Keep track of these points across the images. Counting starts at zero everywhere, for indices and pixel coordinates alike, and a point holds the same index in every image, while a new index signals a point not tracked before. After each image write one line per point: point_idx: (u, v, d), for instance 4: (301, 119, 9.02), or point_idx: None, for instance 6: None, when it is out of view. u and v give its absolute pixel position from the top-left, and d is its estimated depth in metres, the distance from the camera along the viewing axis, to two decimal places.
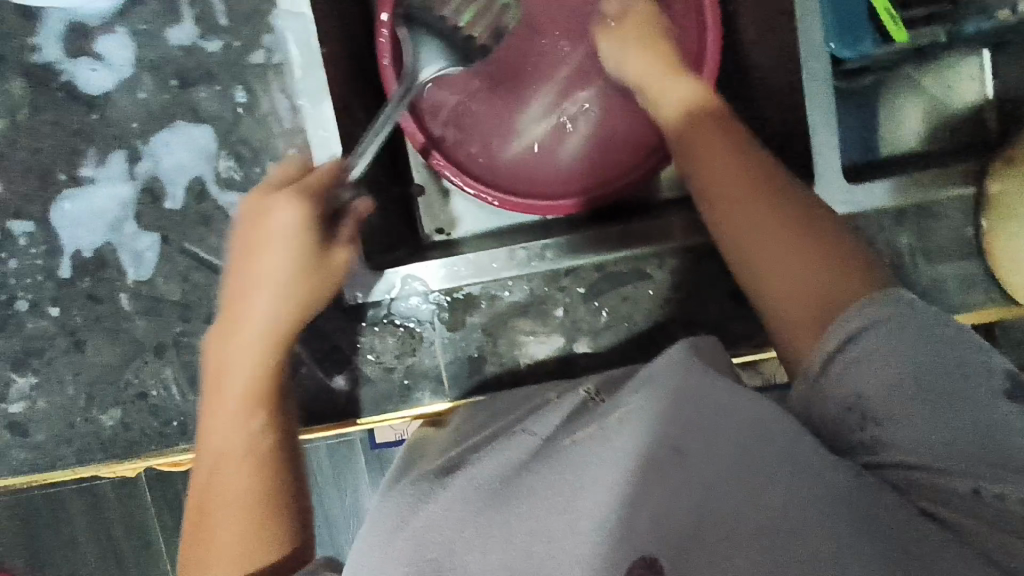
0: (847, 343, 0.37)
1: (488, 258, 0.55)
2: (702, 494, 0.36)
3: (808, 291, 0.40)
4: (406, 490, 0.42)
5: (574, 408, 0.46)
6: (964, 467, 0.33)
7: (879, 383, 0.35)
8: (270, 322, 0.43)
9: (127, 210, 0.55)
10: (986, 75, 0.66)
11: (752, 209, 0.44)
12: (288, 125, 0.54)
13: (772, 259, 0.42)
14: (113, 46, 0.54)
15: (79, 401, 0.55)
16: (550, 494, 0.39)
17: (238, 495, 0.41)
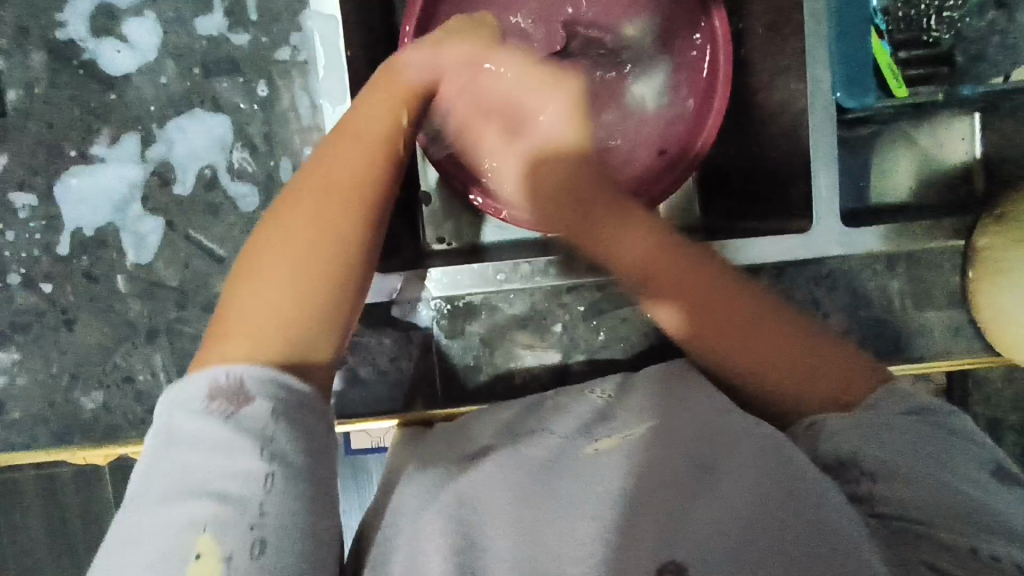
0: (829, 418, 0.40)
1: (493, 269, 0.54)
2: (730, 508, 0.35)
3: (790, 375, 0.43)
4: (430, 486, 0.40)
5: (595, 412, 0.45)
6: (961, 527, 0.34)
7: (879, 443, 0.37)
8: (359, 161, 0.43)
9: (134, 192, 0.55)
10: (976, 137, 0.70)
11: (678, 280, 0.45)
12: (306, 121, 0.55)
13: (753, 347, 0.43)
14: (139, 30, 0.55)
15: (62, 381, 0.54)
16: (579, 496, 0.37)
17: (280, 296, 0.38)
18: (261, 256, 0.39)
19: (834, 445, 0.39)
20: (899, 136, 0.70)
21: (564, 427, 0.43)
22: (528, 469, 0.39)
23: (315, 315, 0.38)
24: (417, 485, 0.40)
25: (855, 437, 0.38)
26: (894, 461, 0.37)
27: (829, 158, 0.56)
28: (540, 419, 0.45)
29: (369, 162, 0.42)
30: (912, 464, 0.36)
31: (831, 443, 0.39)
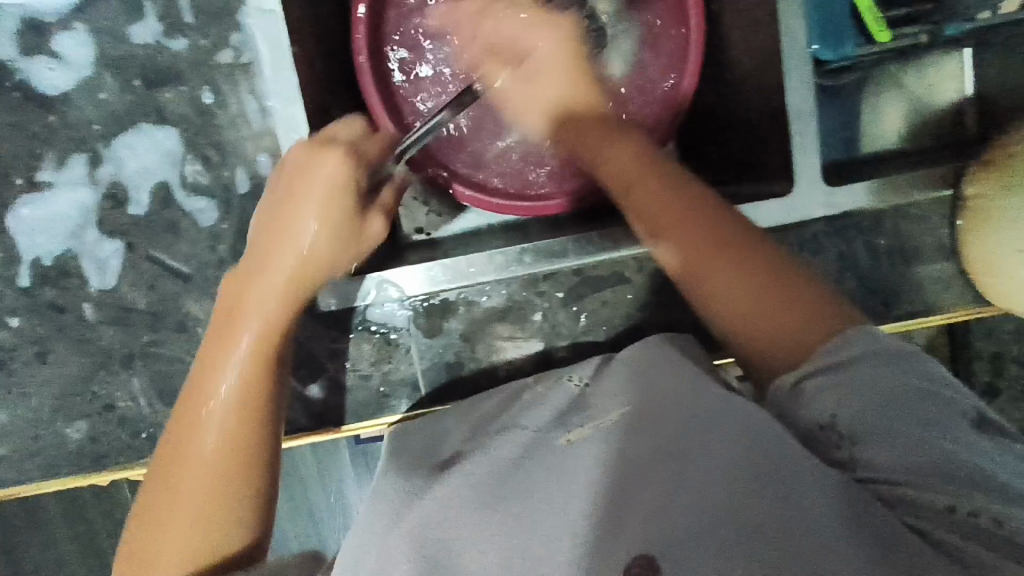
0: (809, 375, 0.38)
1: (466, 262, 0.53)
2: (693, 502, 0.37)
3: (770, 338, 0.41)
4: (401, 485, 0.46)
5: (567, 402, 0.51)
6: (942, 484, 0.34)
7: (848, 403, 0.36)
8: (245, 359, 0.43)
9: (90, 217, 0.53)
10: (967, 74, 0.66)
11: (701, 245, 0.43)
12: (258, 127, 0.52)
13: (733, 293, 0.42)
14: (71, 45, 0.52)
15: (43, 414, 0.53)
16: (537, 492, 0.43)
17: (195, 484, 0.40)
18: (163, 495, 0.40)
19: (814, 411, 0.37)
20: (886, 80, 0.67)
21: (533, 420, 0.49)
22: (492, 468, 0.45)
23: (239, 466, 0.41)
24: (392, 491, 0.46)
25: (825, 400, 0.37)
26: (870, 421, 0.36)
27: (807, 117, 0.54)
28: (517, 413, 0.50)
29: (260, 344, 0.43)
30: (889, 420, 0.35)
31: (803, 411, 0.38)
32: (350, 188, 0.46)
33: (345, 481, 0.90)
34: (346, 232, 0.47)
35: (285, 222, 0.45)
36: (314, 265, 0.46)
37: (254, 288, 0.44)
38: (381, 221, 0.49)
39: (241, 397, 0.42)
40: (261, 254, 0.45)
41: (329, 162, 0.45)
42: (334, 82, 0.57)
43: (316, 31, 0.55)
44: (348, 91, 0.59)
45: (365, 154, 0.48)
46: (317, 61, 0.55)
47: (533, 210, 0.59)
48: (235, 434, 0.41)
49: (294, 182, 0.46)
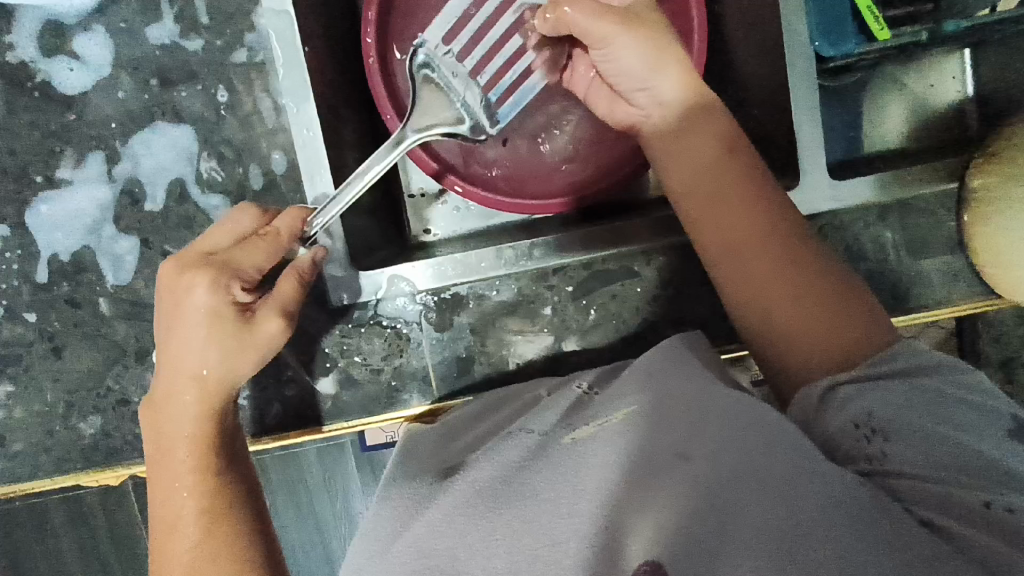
0: (843, 380, 0.43)
1: (477, 257, 0.54)
2: (707, 494, 0.38)
3: (821, 341, 0.45)
4: (407, 491, 0.47)
5: (571, 404, 0.50)
6: (967, 480, 0.37)
7: (886, 404, 0.40)
8: (192, 425, 0.45)
9: (106, 213, 0.54)
10: (967, 74, 0.67)
11: (759, 261, 0.47)
12: (271, 124, 0.53)
13: (790, 306, 0.46)
14: (91, 46, 0.53)
15: (57, 409, 0.54)
16: (541, 495, 0.42)
17: (188, 539, 0.43)
18: (167, 546, 0.43)
19: (847, 415, 0.41)
20: (887, 80, 0.67)
21: (540, 423, 0.48)
22: (497, 471, 0.45)
23: (230, 514, 0.44)
24: (397, 496, 0.47)
25: (853, 403, 0.41)
26: (902, 419, 0.39)
27: (811, 112, 0.54)
28: (520, 419, 0.50)
29: (201, 403, 0.45)
30: (914, 424, 0.39)
31: (835, 418, 0.42)
32: (224, 311, 0.43)
33: (351, 487, 0.90)
34: (236, 348, 0.44)
35: (178, 319, 0.44)
36: (217, 382, 0.45)
37: (168, 408, 0.45)
38: (275, 321, 0.45)
39: (202, 501, 0.44)
40: (166, 383, 0.45)
41: (195, 292, 0.43)
42: (344, 81, 0.58)
43: (327, 32, 0.56)
44: (356, 90, 0.60)
45: (237, 270, 0.44)
46: (328, 61, 0.56)
47: (540, 208, 0.58)
48: (202, 530, 0.43)
49: (169, 310, 0.44)
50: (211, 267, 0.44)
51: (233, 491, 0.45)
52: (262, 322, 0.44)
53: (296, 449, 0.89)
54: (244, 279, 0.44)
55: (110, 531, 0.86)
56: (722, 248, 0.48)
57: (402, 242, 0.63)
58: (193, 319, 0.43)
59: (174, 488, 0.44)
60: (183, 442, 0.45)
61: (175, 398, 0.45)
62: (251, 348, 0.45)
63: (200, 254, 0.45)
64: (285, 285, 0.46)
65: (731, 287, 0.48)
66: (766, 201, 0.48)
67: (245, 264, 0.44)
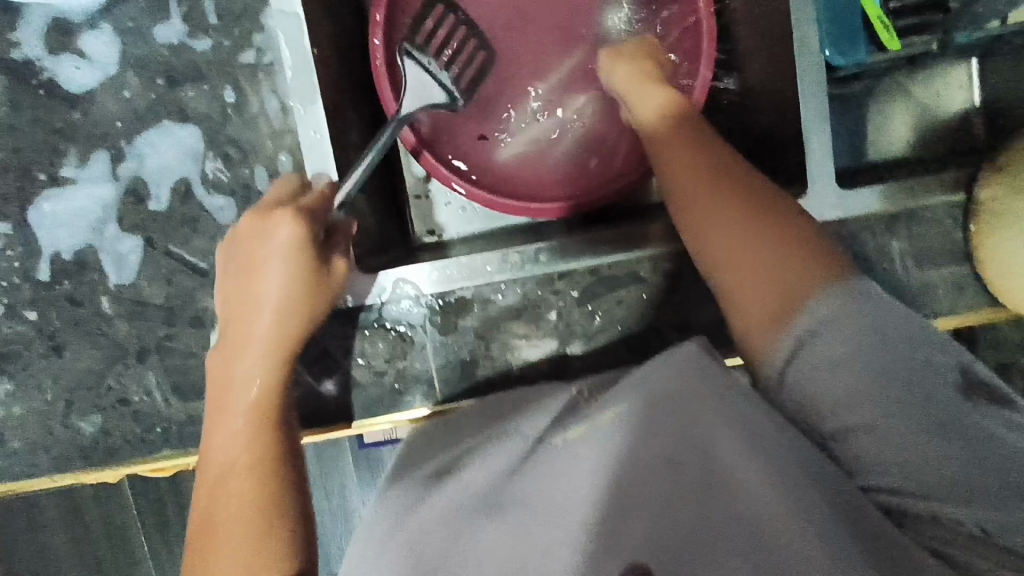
0: (807, 337, 0.41)
1: (482, 261, 0.54)
2: (698, 507, 0.39)
3: (770, 291, 0.44)
4: (402, 493, 0.48)
5: (564, 408, 0.49)
6: (953, 489, 0.36)
7: (866, 400, 0.38)
8: (252, 369, 0.48)
9: (110, 212, 0.53)
10: (974, 82, 0.67)
11: (718, 218, 0.47)
12: (277, 125, 0.53)
13: (737, 254, 0.45)
14: (98, 45, 0.53)
15: (57, 408, 0.53)
16: (530, 501, 0.44)
17: (241, 489, 0.45)
18: (218, 504, 0.44)
19: (818, 398, 0.40)
20: (894, 88, 0.67)
21: (531, 426, 0.48)
22: (490, 475, 0.46)
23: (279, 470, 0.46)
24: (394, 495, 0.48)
25: (819, 389, 0.40)
26: (895, 425, 0.37)
27: (819, 119, 0.54)
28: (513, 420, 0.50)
29: (272, 343, 0.48)
30: (881, 416, 0.38)
31: (806, 407, 0.41)
32: (303, 242, 0.47)
33: (348, 487, 0.89)
34: (309, 283, 0.48)
35: (260, 257, 0.48)
36: (287, 327, 0.48)
37: (231, 358, 0.48)
38: (343, 262, 0.50)
39: (252, 455, 0.46)
40: (239, 333, 0.48)
41: (281, 228, 0.47)
42: (351, 82, 0.58)
43: (335, 32, 0.56)
44: (363, 91, 0.60)
45: (310, 208, 0.48)
46: (336, 61, 0.56)
47: (550, 212, 0.58)
48: (252, 484, 0.45)
49: (250, 251, 0.49)
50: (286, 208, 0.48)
51: (281, 456, 0.46)
52: (336, 265, 0.49)
53: None
54: (319, 217, 0.48)
55: (105, 531, 0.85)
56: (676, 203, 0.50)
57: (407, 243, 0.63)
58: (277, 254, 0.48)
59: (228, 445, 0.46)
60: (246, 398, 0.47)
61: (245, 343, 0.48)
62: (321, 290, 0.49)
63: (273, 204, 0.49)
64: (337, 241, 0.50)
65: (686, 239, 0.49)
66: (712, 163, 0.49)
67: (315, 206, 0.48)
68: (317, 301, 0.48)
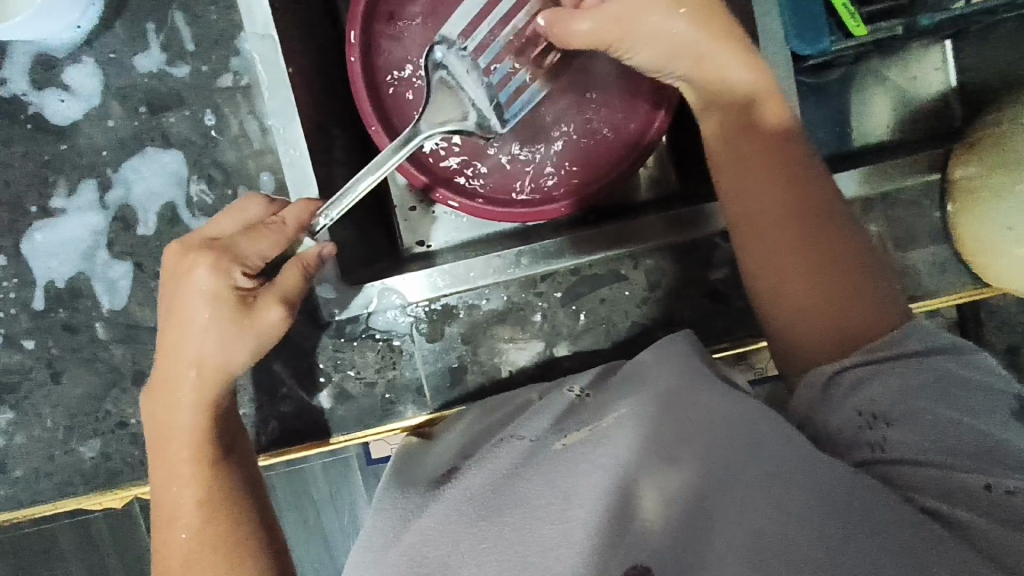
0: (856, 363, 0.42)
1: (465, 267, 0.55)
2: (701, 496, 0.38)
3: (828, 307, 0.45)
4: (400, 501, 0.47)
5: (564, 409, 0.49)
6: (965, 463, 0.37)
7: (890, 392, 0.40)
8: (190, 416, 0.45)
9: (100, 239, 0.55)
10: (949, 65, 0.68)
11: (790, 248, 0.46)
12: (258, 145, 0.54)
13: (801, 282, 0.45)
14: (82, 77, 0.54)
15: (58, 433, 0.54)
16: (534, 502, 0.42)
17: (191, 531, 0.43)
18: (168, 547, 0.43)
19: (855, 402, 0.41)
20: (870, 75, 0.68)
21: (531, 429, 0.48)
22: (488, 479, 0.45)
23: (230, 511, 0.44)
24: (391, 506, 0.47)
25: (841, 392, 0.42)
26: (912, 405, 0.39)
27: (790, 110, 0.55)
28: (515, 423, 0.50)
29: (201, 387, 0.45)
30: (920, 402, 0.39)
31: (833, 411, 0.42)
32: (226, 294, 0.44)
33: (357, 500, 0.90)
34: (236, 331, 0.44)
35: (181, 301, 0.44)
36: (215, 370, 0.44)
37: (166, 398, 0.45)
38: (278, 309, 0.45)
39: (201, 491, 0.44)
40: (164, 376, 0.45)
41: (199, 277, 0.43)
42: (329, 99, 0.59)
43: (312, 52, 0.57)
44: (342, 107, 0.61)
45: (240, 255, 0.45)
46: (313, 80, 0.57)
47: (531, 215, 0.59)
48: (202, 526, 0.43)
49: (175, 295, 0.44)
50: (213, 250, 0.44)
51: (233, 494, 0.45)
52: (263, 312, 0.44)
53: (301, 466, 0.89)
54: (247, 265, 0.45)
55: (116, 553, 0.86)
56: (745, 227, 0.47)
57: (394, 253, 0.64)
58: (199, 301, 0.44)
59: (179, 488, 0.44)
60: (185, 432, 0.45)
61: (175, 388, 0.45)
62: (251, 335, 0.45)
63: (206, 241, 0.46)
64: (288, 275, 0.46)
65: (748, 258, 0.48)
66: (792, 169, 0.47)
67: (249, 250, 0.45)
68: (254, 342, 0.45)
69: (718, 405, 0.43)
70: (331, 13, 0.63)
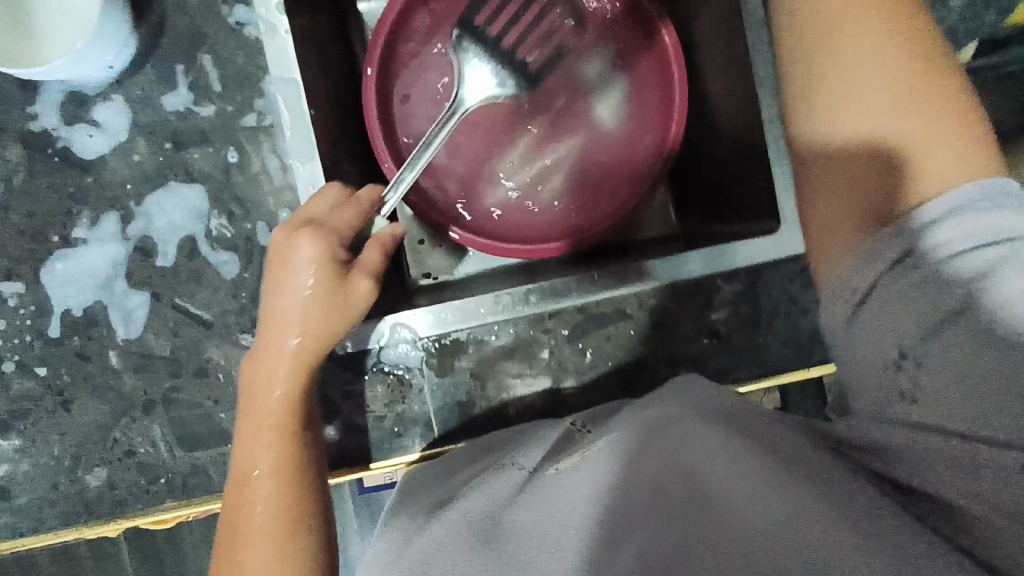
0: (863, 300, 0.42)
1: (475, 303, 0.56)
2: (692, 525, 0.40)
3: (850, 223, 0.44)
4: (402, 527, 0.47)
5: (560, 439, 0.50)
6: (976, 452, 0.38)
7: (904, 333, 0.40)
8: (282, 386, 0.47)
9: (118, 269, 0.56)
10: None
11: (831, 152, 0.46)
12: (278, 182, 0.56)
13: (835, 181, 0.46)
14: (110, 114, 0.56)
15: (64, 461, 0.55)
16: (534, 531, 0.43)
17: (259, 524, 0.43)
18: (241, 530, 0.43)
19: (884, 350, 0.41)
20: None
21: (531, 458, 0.48)
22: (487, 506, 0.45)
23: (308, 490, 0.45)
24: (396, 528, 0.48)
25: (851, 381, 0.44)
26: (941, 385, 0.39)
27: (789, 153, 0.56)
28: (514, 449, 0.50)
29: (274, 377, 0.47)
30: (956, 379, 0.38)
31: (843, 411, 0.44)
32: (326, 261, 0.47)
33: (348, 529, 0.89)
34: (331, 300, 0.47)
35: (284, 271, 0.47)
36: (309, 348, 0.47)
37: (264, 368, 0.47)
38: (366, 281, 0.48)
39: (277, 453, 0.45)
40: (267, 341, 0.48)
41: (303, 246, 0.46)
42: (347, 139, 0.62)
43: (332, 95, 0.60)
44: (358, 147, 0.64)
45: (335, 228, 0.48)
46: (333, 121, 0.59)
47: (531, 252, 0.61)
48: (278, 496, 0.44)
49: (277, 272, 0.47)
50: (315, 228, 0.47)
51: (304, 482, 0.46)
52: (357, 283, 0.48)
53: None
54: (343, 238, 0.48)
55: None
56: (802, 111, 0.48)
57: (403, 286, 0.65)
58: (303, 268, 0.46)
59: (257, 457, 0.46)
60: (273, 402, 0.47)
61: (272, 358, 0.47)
62: (342, 306, 0.47)
63: (303, 220, 0.48)
64: (371, 254, 0.49)
65: (798, 161, 0.49)
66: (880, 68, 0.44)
67: (341, 222, 0.48)
68: (344, 313, 0.47)
69: (717, 438, 0.44)
70: (350, 58, 0.65)
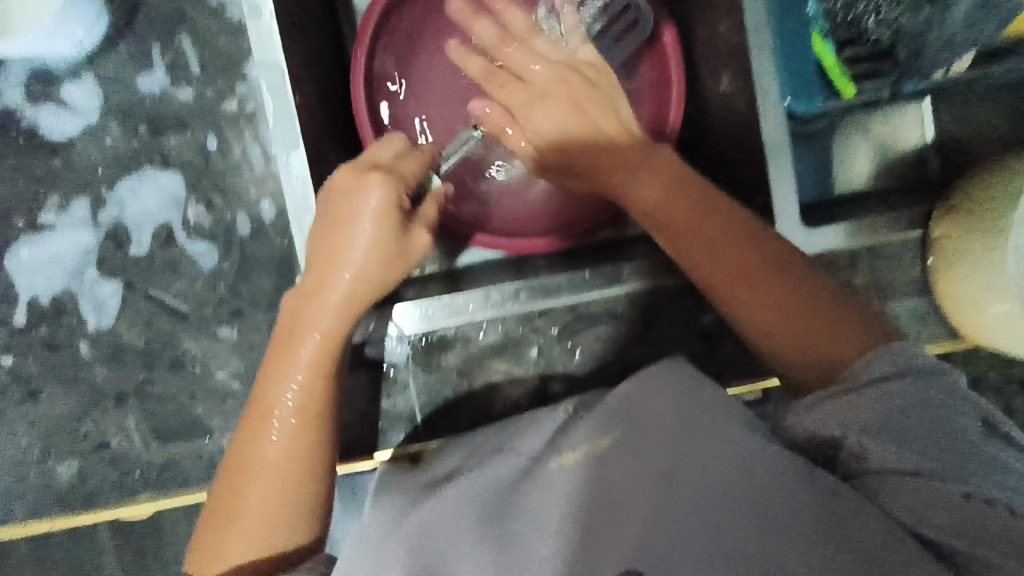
0: (869, 384, 0.39)
1: (465, 299, 0.54)
2: (699, 520, 0.37)
3: (808, 358, 0.44)
4: (396, 497, 0.45)
5: (557, 427, 0.46)
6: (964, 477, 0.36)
7: (859, 415, 0.38)
8: (320, 329, 0.44)
9: (90, 257, 0.54)
10: (928, 120, 0.69)
11: (761, 279, 0.46)
12: (259, 170, 0.54)
13: (750, 305, 0.46)
14: (79, 93, 0.53)
15: (33, 454, 0.53)
16: (536, 512, 0.41)
17: (272, 476, 0.42)
18: (249, 492, 0.42)
19: (814, 425, 0.40)
20: (855, 124, 0.69)
21: (529, 443, 0.45)
22: (489, 485, 0.43)
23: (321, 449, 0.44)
24: (389, 497, 0.45)
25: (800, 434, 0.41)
26: (893, 427, 0.37)
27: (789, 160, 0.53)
28: (513, 429, 0.47)
29: (313, 317, 0.44)
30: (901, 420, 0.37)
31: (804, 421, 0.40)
32: (390, 209, 0.44)
33: None
34: (390, 252, 0.44)
35: (346, 212, 0.44)
36: (357, 294, 0.44)
37: (306, 306, 0.44)
38: (425, 236, 0.46)
39: (307, 401, 0.43)
40: (314, 280, 0.45)
41: (369, 191, 0.44)
42: (333, 126, 0.59)
43: (318, 81, 0.57)
44: (344, 135, 0.61)
45: (402, 177, 0.45)
46: (318, 107, 0.57)
47: (528, 247, 0.59)
48: (289, 452, 0.43)
49: (335, 208, 0.44)
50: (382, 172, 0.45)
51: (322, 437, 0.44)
52: (415, 239, 0.45)
53: None
54: (408, 189, 0.45)
55: None
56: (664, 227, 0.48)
57: None
58: (365, 215, 0.44)
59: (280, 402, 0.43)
60: (306, 349, 0.44)
61: (316, 297, 0.44)
62: (400, 259, 0.45)
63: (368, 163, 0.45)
64: (429, 208, 0.46)
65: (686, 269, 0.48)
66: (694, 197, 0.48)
67: (406, 174, 0.45)
68: (399, 268, 0.45)
69: (729, 429, 0.40)
70: (336, 41, 0.63)
